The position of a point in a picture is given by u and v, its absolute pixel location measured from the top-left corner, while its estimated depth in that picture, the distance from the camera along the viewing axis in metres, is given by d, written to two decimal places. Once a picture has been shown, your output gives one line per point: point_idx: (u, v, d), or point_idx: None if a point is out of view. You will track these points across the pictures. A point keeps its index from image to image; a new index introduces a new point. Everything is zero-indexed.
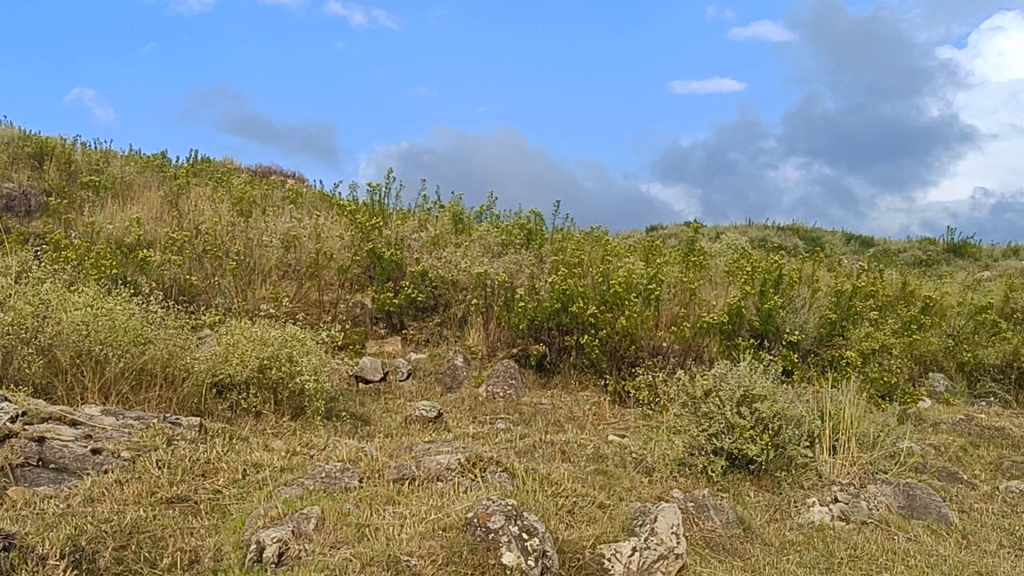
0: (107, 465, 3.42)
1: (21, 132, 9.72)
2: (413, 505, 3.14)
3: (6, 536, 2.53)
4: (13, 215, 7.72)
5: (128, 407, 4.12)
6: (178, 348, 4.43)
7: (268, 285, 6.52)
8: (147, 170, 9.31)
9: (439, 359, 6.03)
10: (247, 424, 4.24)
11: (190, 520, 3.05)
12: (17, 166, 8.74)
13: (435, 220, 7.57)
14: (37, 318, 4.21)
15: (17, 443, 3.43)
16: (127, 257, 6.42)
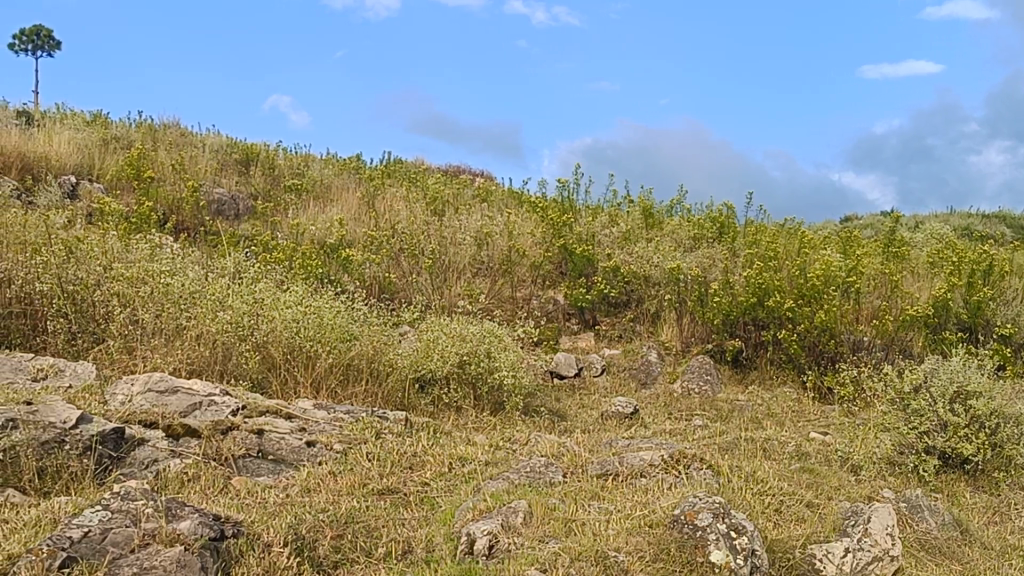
0: (321, 458, 3.56)
1: (229, 140, 10.21)
2: (618, 502, 3.14)
3: (235, 523, 2.66)
4: (224, 219, 8.11)
5: (337, 401, 4.26)
6: (381, 344, 4.58)
7: (463, 281, 6.63)
8: (345, 173, 9.63)
9: (633, 355, 6.00)
10: (449, 418, 4.33)
11: (400, 512, 3.13)
12: (225, 171, 9.19)
13: (626, 216, 7.55)
14: (252, 317, 4.40)
15: (239, 435, 3.59)
16: (330, 256, 6.65)
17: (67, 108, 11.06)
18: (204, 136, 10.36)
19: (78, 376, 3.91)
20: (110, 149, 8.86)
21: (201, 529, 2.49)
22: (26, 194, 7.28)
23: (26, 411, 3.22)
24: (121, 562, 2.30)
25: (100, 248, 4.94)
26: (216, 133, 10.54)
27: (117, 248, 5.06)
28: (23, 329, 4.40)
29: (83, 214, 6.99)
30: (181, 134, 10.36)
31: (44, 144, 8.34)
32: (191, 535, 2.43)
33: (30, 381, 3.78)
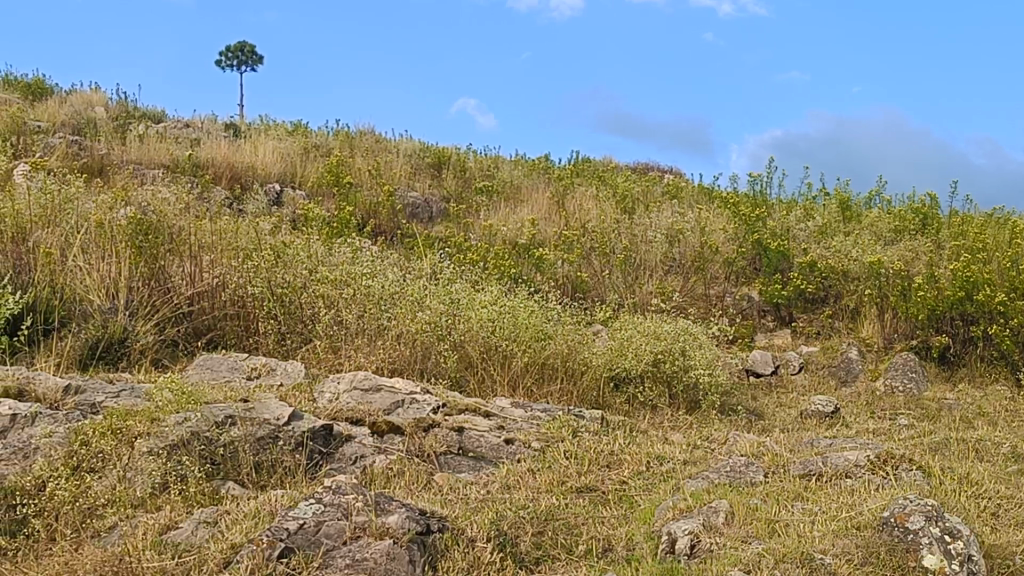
0: (519, 455, 3.61)
1: (422, 145, 10.48)
2: (823, 503, 3.05)
3: (440, 519, 2.72)
4: (418, 221, 8.31)
5: (533, 400, 4.31)
6: (575, 344, 4.61)
7: (655, 279, 6.59)
8: (534, 174, 9.74)
9: (832, 353, 5.83)
10: (645, 417, 4.31)
11: (600, 510, 3.14)
12: (419, 175, 9.43)
13: (822, 209, 7.34)
14: (450, 317, 4.50)
15: (440, 432, 3.68)
16: (522, 256, 6.73)
17: (271, 119, 11.58)
18: (399, 143, 10.66)
19: (288, 374, 4.08)
20: (311, 157, 9.22)
21: (408, 523, 2.56)
22: (236, 203, 7.67)
23: (243, 408, 3.39)
24: (334, 553, 2.40)
25: (305, 252, 5.15)
26: (410, 138, 10.83)
27: (320, 252, 5.27)
28: (236, 330, 4.63)
29: (288, 221, 7.31)
30: (376, 140, 10.70)
31: (251, 155, 8.76)
32: (399, 528, 2.51)
33: (244, 380, 3.97)
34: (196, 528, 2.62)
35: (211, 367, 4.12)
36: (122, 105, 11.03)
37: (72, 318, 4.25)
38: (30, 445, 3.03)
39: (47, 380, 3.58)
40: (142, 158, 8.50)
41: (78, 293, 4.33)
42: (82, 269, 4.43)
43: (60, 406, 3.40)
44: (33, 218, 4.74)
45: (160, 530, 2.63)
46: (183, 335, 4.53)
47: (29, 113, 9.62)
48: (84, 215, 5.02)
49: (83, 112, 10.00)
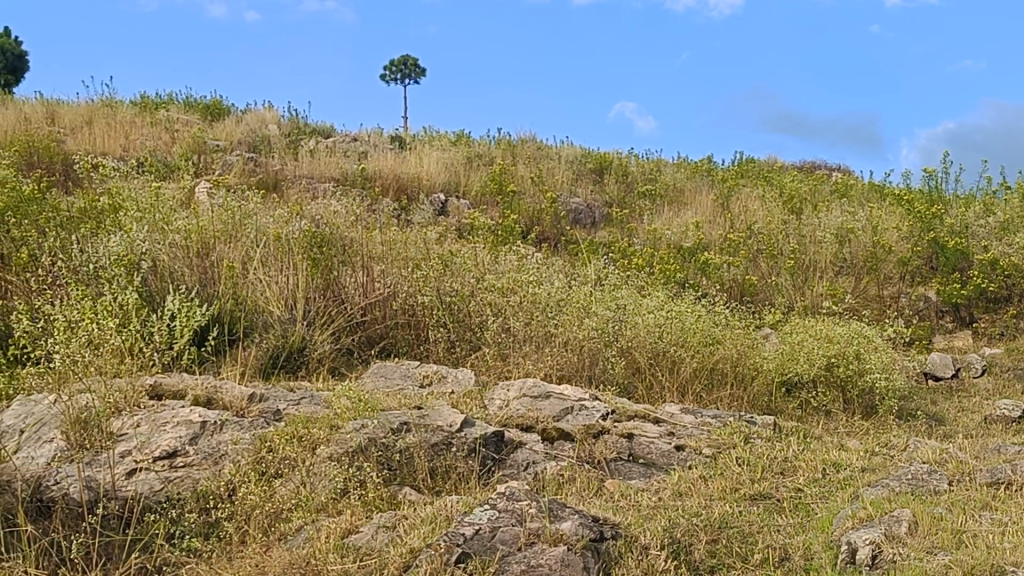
0: (690, 461, 3.57)
1: (584, 150, 10.52)
2: (1014, 513, 2.92)
3: (613, 526, 2.72)
4: (582, 227, 8.33)
5: (703, 405, 4.26)
6: (745, 349, 4.55)
7: (826, 280, 6.42)
8: (697, 176, 9.65)
9: (1018, 354, 5.56)
10: (819, 423, 4.20)
11: (775, 518, 3.08)
12: (581, 181, 9.46)
13: (1003, 204, 7.02)
14: (616, 323, 4.50)
15: (610, 439, 3.68)
16: (688, 260, 6.68)
17: (435, 131, 11.82)
18: (561, 149, 10.73)
19: (459, 382, 4.15)
20: (474, 167, 9.37)
21: (582, 530, 2.57)
22: (403, 213, 7.85)
23: (417, 415, 3.48)
24: (510, 559, 2.43)
25: (472, 261, 5.23)
26: (571, 144, 10.87)
27: (487, 261, 5.35)
28: (408, 338, 4.74)
29: (454, 230, 7.43)
30: (538, 147, 10.80)
31: (417, 166, 8.97)
32: (573, 535, 2.53)
33: (417, 388, 4.06)
34: (376, 532, 2.69)
35: (385, 375, 4.23)
36: (293, 122, 11.45)
37: (254, 328, 4.43)
38: (220, 450, 3.18)
39: (233, 389, 3.74)
40: (313, 172, 8.80)
41: (259, 304, 4.51)
42: (262, 281, 4.62)
43: (245, 413, 3.55)
44: (217, 234, 4.97)
45: (342, 533, 2.72)
46: (357, 343, 4.66)
47: (208, 132, 10.09)
48: (263, 230, 5.23)
49: (257, 129, 10.42)
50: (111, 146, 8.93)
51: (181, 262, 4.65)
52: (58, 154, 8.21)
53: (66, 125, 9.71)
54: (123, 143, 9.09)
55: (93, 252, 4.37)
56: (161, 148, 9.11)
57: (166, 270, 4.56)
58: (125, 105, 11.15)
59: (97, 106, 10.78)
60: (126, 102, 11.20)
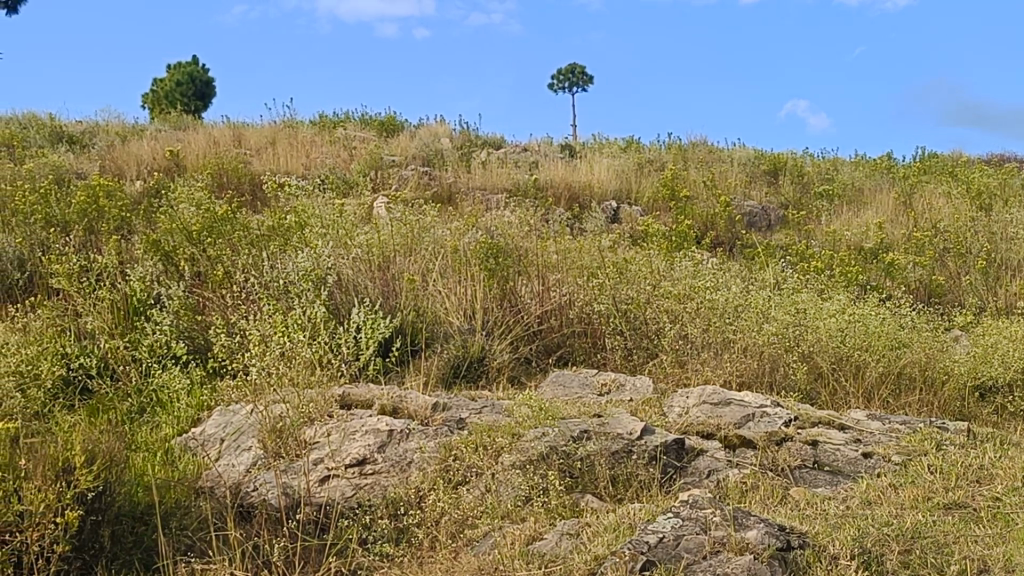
0: (879, 469, 3.47)
1: (757, 152, 10.36)
2: None
3: (801, 535, 2.66)
4: (757, 230, 8.19)
5: (891, 411, 4.13)
6: (934, 352, 4.39)
7: (1020, 278, 6.12)
8: (877, 175, 9.37)
9: None
10: (1017, 428, 4.01)
11: (972, 528, 2.95)
12: (756, 183, 9.32)
13: None
14: (797, 327, 4.41)
15: (794, 446, 3.62)
16: (870, 262, 6.50)
17: (604, 139, 11.84)
18: (733, 152, 10.60)
19: (637, 390, 4.14)
20: (645, 173, 9.34)
21: (768, 539, 2.53)
22: (575, 222, 7.89)
23: (597, 423, 3.50)
24: (695, 567, 2.42)
25: (647, 268, 5.22)
26: (744, 147, 10.73)
27: (662, 268, 5.33)
28: (585, 346, 4.76)
29: (628, 236, 7.42)
30: (709, 151, 10.70)
31: (588, 174, 9.01)
32: (759, 544, 2.50)
33: (596, 396, 4.07)
34: (560, 539, 2.72)
35: (564, 384, 4.27)
36: (465, 135, 11.67)
37: (435, 339, 4.54)
38: (406, 458, 3.28)
39: (418, 398, 3.84)
40: (487, 183, 8.94)
41: (440, 315, 4.62)
42: (442, 293, 4.74)
43: (430, 422, 3.64)
44: (397, 249, 5.12)
45: (527, 540, 2.76)
46: (536, 352, 4.71)
47: (385, 148, 10.38)
48: (440, 242, 5.36)
49: (431, 143, 10.66)
50: (294, 164, 9.30)
51: (364, 276, 4.82)
52: (245, 173, 8.60)
53: (251, 146, 10.16)
54: (305, 161, 9.45)
55: (283, 268, 4.58)
56: (341, 165, 9.43)
57: (350, 284, 4.73)
58: (307, 125, 11.59)
59: (280, 127, 11.25)
60: (307, 123, 11.64)
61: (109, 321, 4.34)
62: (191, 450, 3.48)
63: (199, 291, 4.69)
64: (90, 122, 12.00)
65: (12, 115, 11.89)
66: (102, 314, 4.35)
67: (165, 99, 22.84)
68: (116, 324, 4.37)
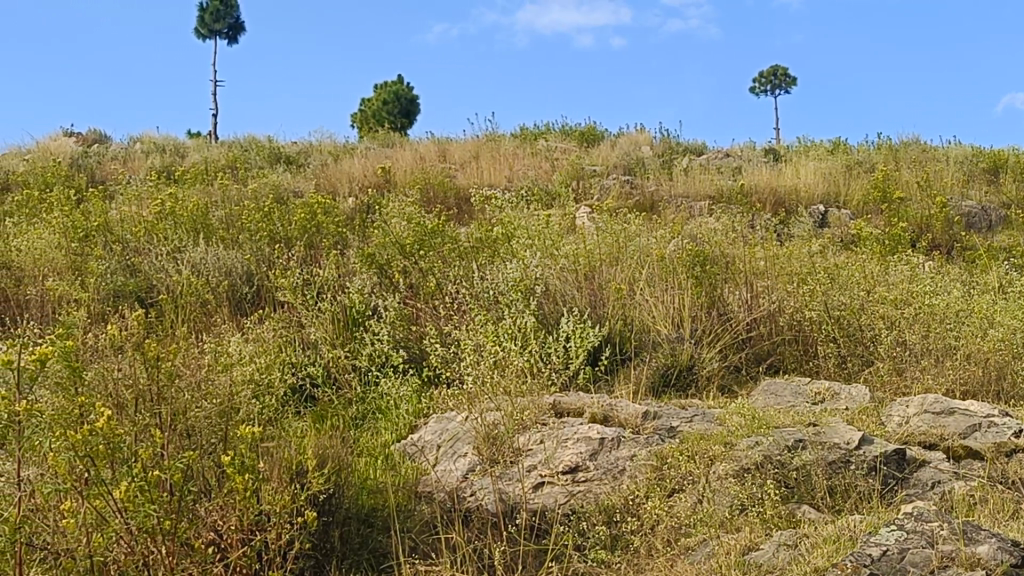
0: None
1: (975, 150, 9.90)
2: None
3: None
4: (976, 230, 7.81)
5: None
6: None
7: None
8: None
9: None
10: None
11: None
12: (974, 182, 8.90)
13: None
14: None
15: None
16: None
17: (809, 141, 11.57)
18: (949, 150, 10.17)
19: (853, 399, 4.03)
20: (855, 175, 9.05)
21: (1001, 554, 2.43)
22: (782, 228, 7.72)
23: (813, 432, 3.43)
24: None
25: (861, 273, 5.06)
26: (960, 145, 10.27)
27: (877, 272, 5.17)
28: (796, 354, 4.65)
29: (838, 242, 7.21)
30: (922, 150, 10.29)
31: (794, 179, 8.82)
32: (992, 560, 2.40)
33: (809, 405, 3.98)
34: (778, 550, 2.67)
35: (776, 393, 4.19)
36: (665, 142, 11.61)
37: (643, 347, 4.54)
38: (618, 466, 3.30)
39: (628, 407, 3.85)
40: (689, 191, 8.87)
41: (647, 323, 4.62)
42: (649, 301, 4.73)
43: (640, 430, 3.64)
44: (603, 259, 5.16)
45: (742, 550, 2.72)
46: (746, 360, 4.64)
47: (586, 157, 10.46)
48: (646, 251, 5.37)
49: (632, 153, 10.67)
50: (498, 177, 9.48)
51: (570, 286, 4.87)
52: (452, 188, 8.83)
53: (456, 161, 10.43)
54: (508, 174, 9.62)
55: (492, 278, 4.70)
56: (544, 176, 9.55)
57: (558, 294, 4.79)
58: (509, 138, 11.80)
59: (483, 141, 11.50)
60: (509, 136, 11.86)
61: (330, 332, 4.55)
62: (410, 456, 3.60)
63: (412, 303, 4.85)
64: (305, 144, 12.59)
65: (235, 139, 12.61)
66: (323, 326, 4.57)
67: (373, 118, 23.72)
68: (337, 335, 4.57)
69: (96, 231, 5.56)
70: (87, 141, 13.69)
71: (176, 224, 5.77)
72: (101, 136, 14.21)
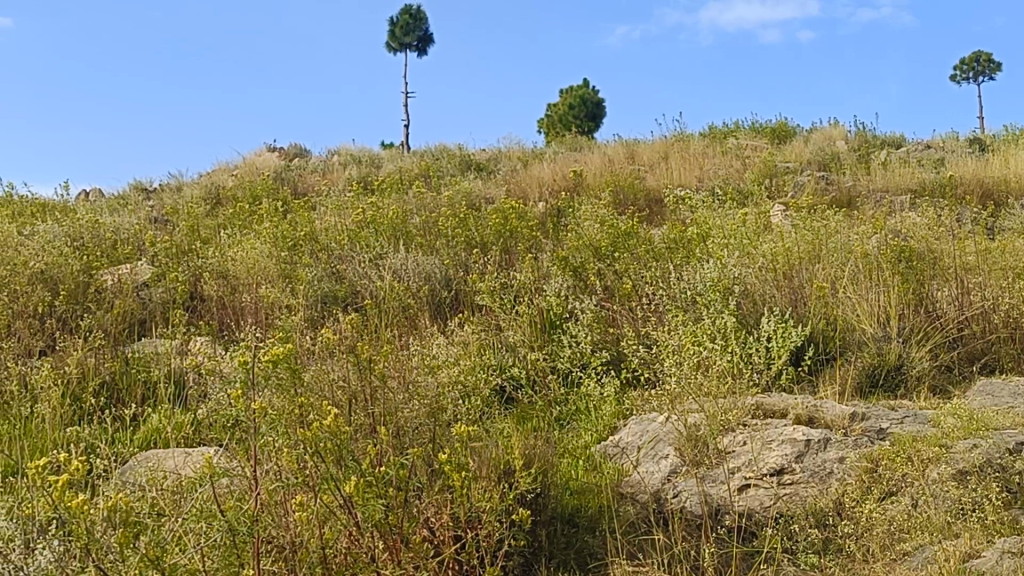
0: None
1: None
2: None
3: None
4: None
5: None
6: None
7: None
8: None
9: None
10: None
11: None
12: None
13: None
14: None
15: None
16: None
17: (1019, 129, 10.98)
18: None
19: None
20: None
21: None
22: (992, 220, 7.35)
23: None
24: None
25: None
26: None
27: None
28: (1013, 353, 4.41)
29: None
30: None
31: (1004, 169, 8.39)
32: None
33: None
34: (1001, 558, 2.53)
35: (993, 394, 3.98)
36: (861, 136, 11.24)
37: (848, 347, 4.41)
38: (826, 468, 3.18)
39: (835, 408, 3.74)
40: (889, 185, 8.55)
41: (852, 322, 4.47)
42: (853, 300, 4.59)
43: (849, 432, 3.52)
44: (803, 256, 5.03)
45: (963, 557, 2.59)
46: (958, 359, 4.43)
47: (778, 154, 10.23)
48: (847, 248, 5.20)
49: (826, 148, 10.37)
50: (688, 177, 9.38)
51: (769, 286, 4.77)
52: (642, 189, 8.79)
53: (645, 162, 10.39)
54: (698, 174, 9.51)
55: (689, 279, 4.65)
56: (735, 175, 9.39)
57: (757, 294, 4.70)
58: (698, 138, 11.67)
59: (672, 141, 11.41)
60: (699, 136, 11.73)
61: (529, 335, 4.60)
62: (611, 457, 3.59)
63: (609, 305, 4.85)
64: (494, 150, 12.79)
65: (428, 148, 12.94)
66: (522, 328, 4.63)
67: (561, 123, 23.94)
68: (535, 337, 4.62)
69: (303, 240, 5.80)
70: (289, 155, 14.33)
71: (378, 231, 5.97)
72: (302, 149, 14.85)
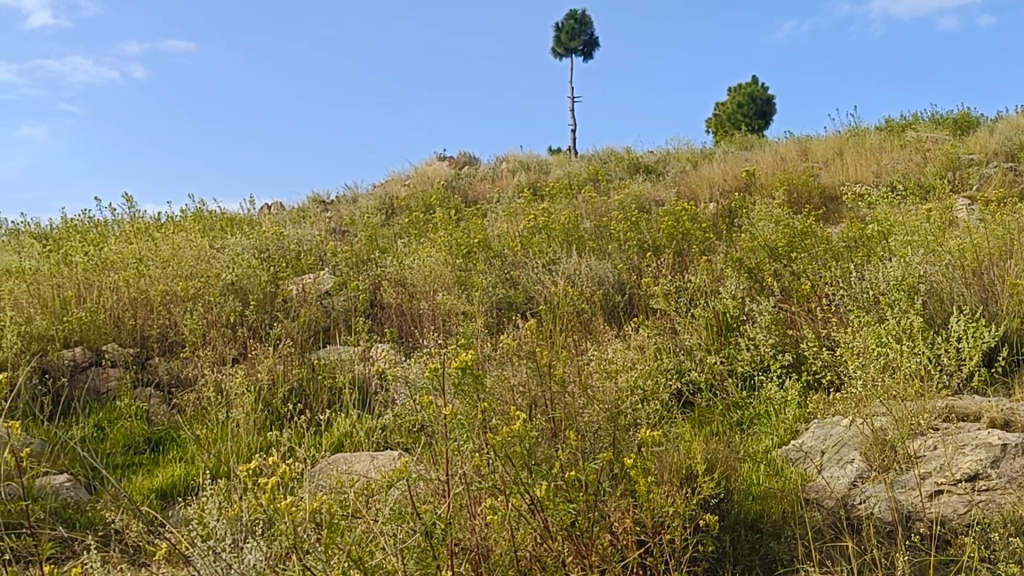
0: None
1: None
2: None
3: None
4: None
5: None
6: None
7: None
8: None
9: None
10: None
11: None
12: None
13: None
14: None
15: None
16: None
17: None
18: None
19: None
20: None
21: None
22: None
23: None
24: None
25: None
26: None
27: None
28: None
29: None
30: None
31: None
32: None
33: None
34: None
35: None
36: None
37: None
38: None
39: None
40: None
41: None
42: None
43: None
44: (993, 252, 4.81)
45: None
46: None
47: (962, 145, 9.80)
48: None
49: (1014, 137, 9.87)
50: (865, 172, 9.09)
51: (958, 284, 4.57)
52: (816, 187, 8.58)
53: (820, 159, 10.13)
54: (876, 168, 9.21)
55: (871, 278, 4.51)
56: (916, 168, 9.05)
57: (944, 292, 4.52)
58: (874, 132, 11.29)
59: (847, 137, 11.09)
60: (876, 130, 11.37)
61: (705, 338, 4.56)
62: (795, 462, 3.52)
63: (786, 307, 4.76)
64: (663, 152, 12.71)
65: (597, 153, 12.96)
66: (698, 331, 4.59)
67: (729, 123, 23.58)
68: (711, 340, 4.57)
69: (477, 247, 5.91)
70: (459, 163, 14.61)
71: (550, 237, 6.03)
72: (472, 158, 15.13)
